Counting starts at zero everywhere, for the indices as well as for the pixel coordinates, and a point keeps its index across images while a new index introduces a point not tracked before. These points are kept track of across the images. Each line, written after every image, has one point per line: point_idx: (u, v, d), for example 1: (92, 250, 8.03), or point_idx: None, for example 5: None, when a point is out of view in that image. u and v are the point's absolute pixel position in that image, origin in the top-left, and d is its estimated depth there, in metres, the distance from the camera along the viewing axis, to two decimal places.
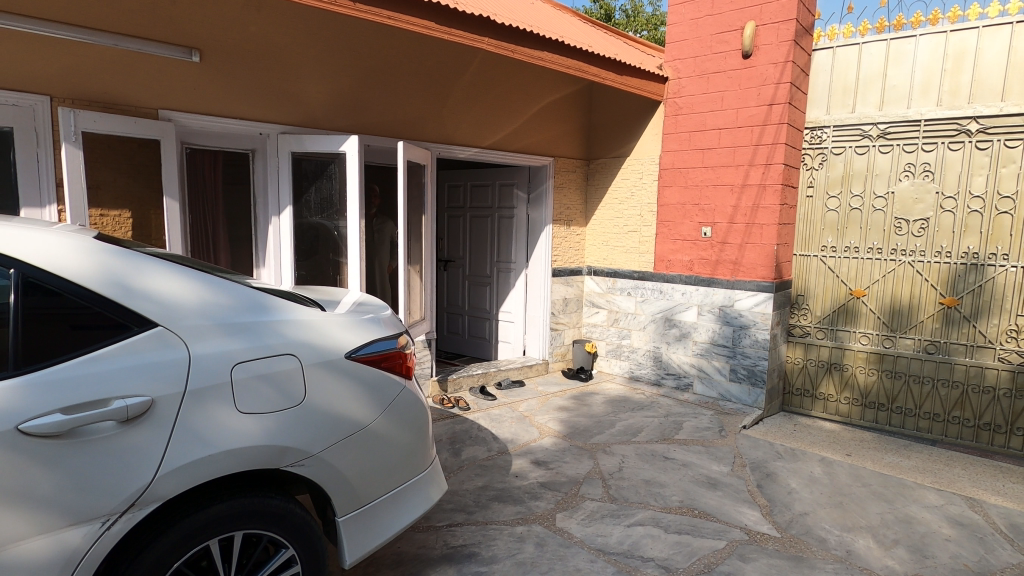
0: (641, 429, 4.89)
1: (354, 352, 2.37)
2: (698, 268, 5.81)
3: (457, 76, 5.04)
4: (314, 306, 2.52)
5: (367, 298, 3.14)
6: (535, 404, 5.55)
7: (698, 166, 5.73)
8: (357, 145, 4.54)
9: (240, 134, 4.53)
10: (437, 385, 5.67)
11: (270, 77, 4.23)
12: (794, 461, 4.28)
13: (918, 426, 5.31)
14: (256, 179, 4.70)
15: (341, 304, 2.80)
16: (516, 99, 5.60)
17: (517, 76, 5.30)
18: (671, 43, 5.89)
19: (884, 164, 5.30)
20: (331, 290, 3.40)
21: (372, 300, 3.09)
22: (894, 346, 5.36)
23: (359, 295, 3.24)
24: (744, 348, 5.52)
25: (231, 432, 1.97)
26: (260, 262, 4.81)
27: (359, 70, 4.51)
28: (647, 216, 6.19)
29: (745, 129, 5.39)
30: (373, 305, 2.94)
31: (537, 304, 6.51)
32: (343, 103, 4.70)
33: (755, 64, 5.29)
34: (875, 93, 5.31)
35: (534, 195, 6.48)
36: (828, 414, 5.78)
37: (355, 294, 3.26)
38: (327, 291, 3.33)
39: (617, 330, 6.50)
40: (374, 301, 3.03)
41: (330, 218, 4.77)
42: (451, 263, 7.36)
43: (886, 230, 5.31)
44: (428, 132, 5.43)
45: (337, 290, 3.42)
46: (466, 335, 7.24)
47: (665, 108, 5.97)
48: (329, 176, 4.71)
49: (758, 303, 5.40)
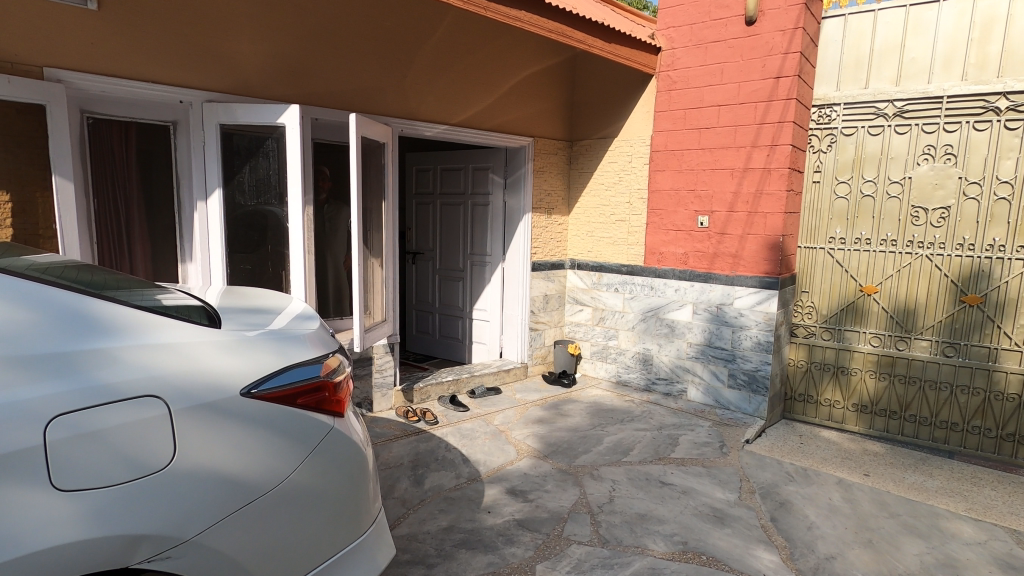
0: (632, 446, 4.30)
1: (254, 389, 1.71)
2: (694, 262, 5.22)
3: (420, 40, 4.33)
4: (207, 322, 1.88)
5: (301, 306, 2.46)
6: (512, 415, 4.93)
7: (694, 147, 5.12)
8: (298, 116, 3.80)
9: (156, 102, 3.76)
10: (402, 395, 4.99)
11: (187, 33, 3.44)
12: (809, 485, 3.73)
13: (934, 435, 4.82)
14: (177, 156, 3.94)
15: (257, 315, 2.13)
16: (491, 70, 4.90)
17: (491, 41, 4.61)
18: (664, 9, 5.24)
19: (900, 146, 4.75)
20: (258, 292, 2.71)
21: (306, 308, 2.41)
22: (909, 348, 4.85)
23: (295, 300, 2.57)
24: (745, 351, 4.96)
25: (41, 520, 1.33)
26: (186, 256, 4.07)
27: (300, 26, 3.76)
28: (636, 204, 5.56)
29: (748, 106, 4.79)
30: (303, 315, 2.27)
31: (515, 301, 5.86)
32: (283, 69, 3.96)
33: (760, 31, 4.68)
34: (892, 67, 4.74)
35: (511, 180, 5.79)
36: (833, 421, 5.24)
37: (290, 298, 2.59)
38: (253, 293, 2.66)
39: (603, 330, 5.89)
40: (304, 311, 2.35)
41: (269, 204, 4.05)
42: (420, 255, 6.65)
43: (902, 219, 4.78)
44: (388, 105, 4.70)
45: (269, 290, 2.74)
46: (437, 335, 6.56)
47: (657, 82, 5.33)
48: (266, 154, 3.96)
49: (760, 302, 4.84)
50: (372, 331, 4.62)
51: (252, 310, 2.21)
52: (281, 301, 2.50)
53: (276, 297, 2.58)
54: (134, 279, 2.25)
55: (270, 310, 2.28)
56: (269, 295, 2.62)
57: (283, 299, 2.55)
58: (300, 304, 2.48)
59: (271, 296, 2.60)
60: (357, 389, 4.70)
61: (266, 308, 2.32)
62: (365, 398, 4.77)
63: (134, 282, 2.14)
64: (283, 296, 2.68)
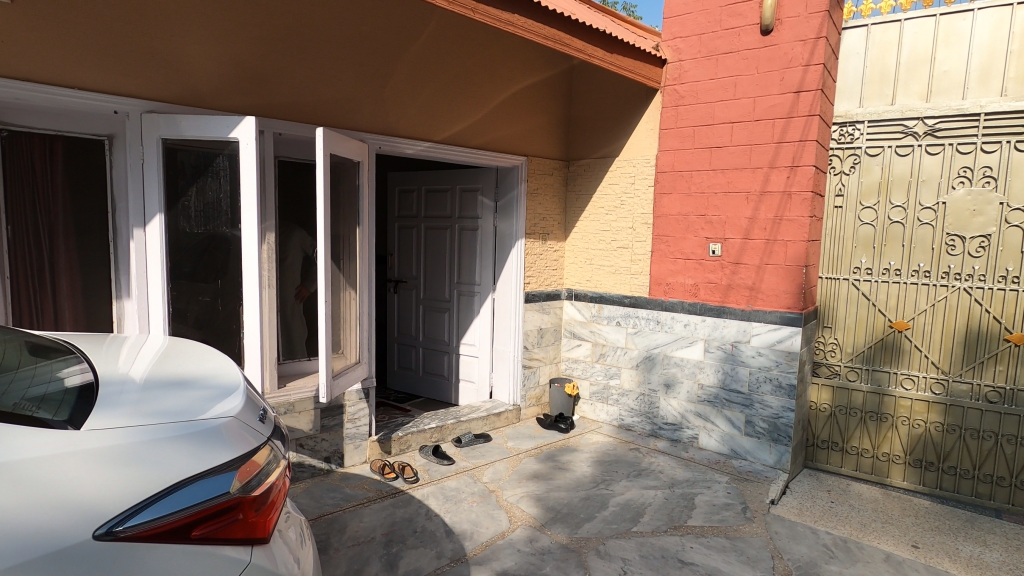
0: (642, 510, 3.73)
1: (118, 527, 1.28)
2: (704, 294, 4.71)
3: (401, 46, 3.85)
4: (80, 416, 1.48)
5: (237, 376, 1.94)
6: (503, 469, 4.33)
7: (704, 168, 4.65)
8: (254, 130, 3.24)
9: (87, 112, 3.18)
10: (378, 446, 4.39)
11: (121, 32, 2.90)
12: (853, 564, 3.18)
13: (976, 491, 4.30)
14: (112, 176, 3.32)
15: (159, 395, 1.63)
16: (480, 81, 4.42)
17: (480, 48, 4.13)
18: (669, 18, 4.79)
19: (933, 168, 4.29)
20: (189, 351, 2.17)
21: (240, 380, 1.89)
22: (948, 392, 4.35)
23: (235, 368, 2.05)
24: (765, 395, 4.44)
25: None
26: (122, 291, 3.41)
27: (259, 25, 3.24)
28: (640, 229, 5.05)
29: (764, 123, 4.33)
30: (228, 389, 1.77)
31: (507, 336, 5.31)
32: (240, 76, 3.43)
33: (777, 41, 4.24)
34: (921, 81, 4.31)
35: (502, 203, 5.28)
36: (862, 472, 4.71)
37: (229, 365, 2.07)
38: (183, 355, 2.11)
39: (603, 368, 5.34)
40: (232, 383, 1.84)
41: (220, 232, 3.47)
42: (402, 284, 6.06)
43: (935, 248, 4.30)
44: (365, 119, 4.18)
45: (208, 351, 2.21)
46: (421, 372, 5.97)
47: (662, 97, 4.86)
48: (217, 175, 3.39)
49: (781, 339, 4.33)
50: (343, 376, 4.03)
51: (159, 387, 1.70)
52: (213, 369, 1.97)
53: (210, 362, 2.05)
54: (27, 347, 1.84)
55: (190, 385, 1.74)
56: (204, 357, 2.10)
57: (219, 366, 2.02)
58: (237, 374, 1.96)
59: (204, 360, 2.06)
60: (325, 441, 4.09)
61: (185, 380, 1.79)
62: (336, 452, 4.17)
63: (15, 357, 1.73)
64: (218, 356, 2.16)
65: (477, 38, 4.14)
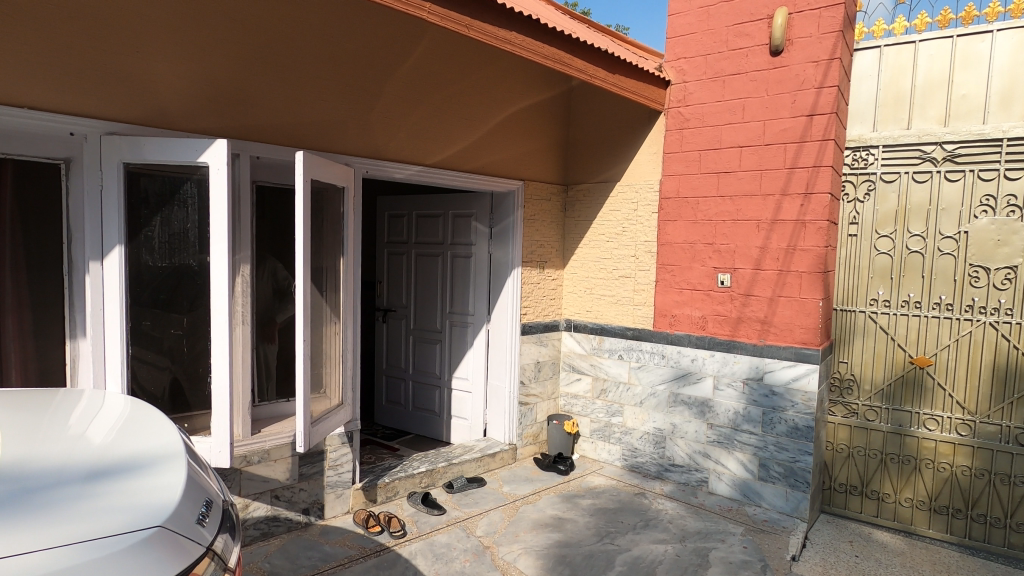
0: (654, 570, 3.39)
1: None
2: (713, 327, 4.43)
3: (392, 65, 3.60)
4: None
5: (182, 459, 1.67)
6: (499, 520, 3.98)
7: (711, 194, 4.39)
8: (226, 154, 2.93)
9: (39, 133, 2.87)
10: (362, 495, 4.02)
11: (81, 47, 2.61)
12: None
13: (1008, 541, 4.00)
14: (69, 204, 2.99)
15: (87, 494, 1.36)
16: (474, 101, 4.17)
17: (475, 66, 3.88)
18: (672, 38, 4.58)
19: (953, 195, 4.06)
20: (133, 419, 1.88)
21: (182, 464, 1.64)
22: (974, 434, 4.06)
23: (182, 444, 1.78)
24: (780, 437, 4.14)
25: None
26: (76, 330, 3.07)
27: (235, 41, 2.97)
28: (644, 258, 4.77)
29: (775, 148, 4.10)
30: (168, 484, 1.50)
31: (502, 371, 4.99)
32: (214, 95, 3.14)
33: (788, 63, 4.03)
34: (938, 105, 4.10)
35: (497, 229, 5.00)
36: (883, 519, 4.39)
37: (175, 440, 1.79)
38: (126, 424, 1.82)
39: (605, 405, 5.01)
40: (178, 472, 1.58)
41: (187, 265, 3.15)
42: (391, 313, 5.72)
43: (957, 280, 4.05)
44: (351, 141, 3.90)
45: (154, 418, 1.92)
46: (410, 407, 5.61)
47: (666, 119, 4.63)
48: (184, 204, 3.09)
49: (797, 377, 4.05)
50: (324, 420, 3.68)
51: (79, 478, 1.42)
52: (152, 447, 1.69)
53: (152, 435, 1.77)
54: None
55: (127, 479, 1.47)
56: (149, 428, 1.82)
57: (160, 442, 1.74)
58: (181, 454, 1.70)
59: (145, 433, 1.77)
60: (303, 492, 3.73)
61: (122, 469, 1.51)
62: (315, 502, 3.80)
63: None
64: (166, 427, 1.88)
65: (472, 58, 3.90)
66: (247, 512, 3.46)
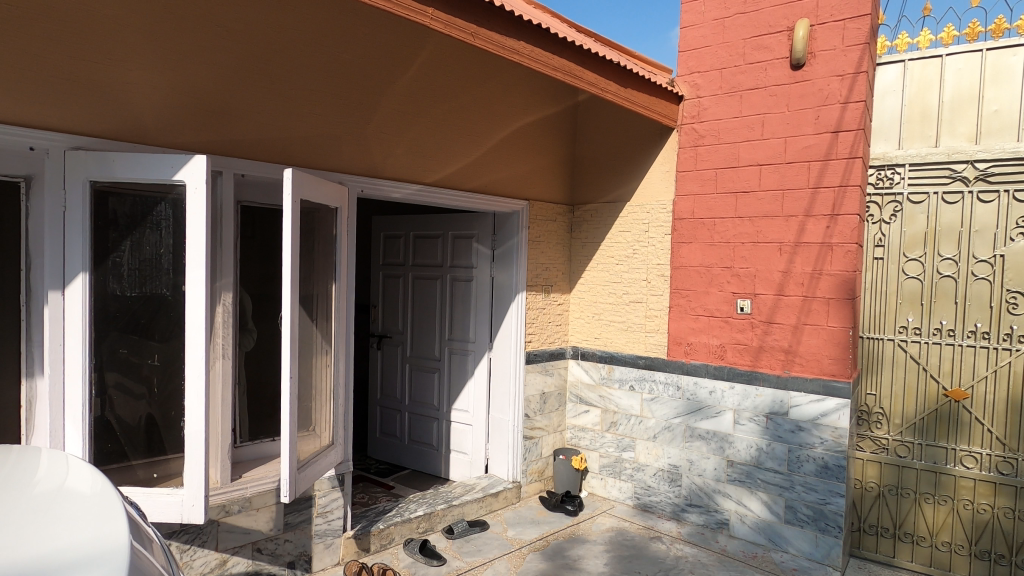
0: None
1: None
2: (732, 357, 4.14)
3: (389, 76, 3.34)
4: None
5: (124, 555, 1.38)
6: (504, 571, 3.63)
7: (728, 215, 4.14)
8: (205, 172, 2.63)
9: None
10: (353, 544, 3.66)
11: (43, 52, 2.33)
12: None
13: None
14: (28, 227, 2.67)
15: None
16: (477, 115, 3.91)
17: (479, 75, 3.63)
18: (684, 51, 4.35)
19: (987, 217, 3.81)
20: (73, 498, 1.58)
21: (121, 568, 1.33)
22: (1017, 472, 3.76)
23: (126, 532, 1.48)
24: (807, 477, 3.83)
25: None
26: (32, 369, 2.70)
27: (217, 47, 2.69)
28: (656, 281, 4.49)
29: (798, 166, 3.86)
30: None
31: (505, 403, 4.66)
32: (196, 108, 2.87)
33: (811, 76, 3.81)
34: (968, 122, 3.87)
35: (500, 252, 4.71)
36: (919, 564, 4.07)
37: (119, 527, 1.50)
38: (61, 507, 1.52)
39: (615, 439, 4.69)
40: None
41: (159, 294, 2.81)
42: (386, 339, 5.40)
43: (994, 307, 3.79)
44: (345, 157, 3.63)
45: (99, 496, 1.63)
46: (406, 440, 5.26)
47: (679, 136, 4.38)
48: (157, 226, 2.76)
49: (825, 413, 3.76)
50: (312, 464, 3.34)
51: None
52: (89, 541, 1.39)
53: (92, 523, 1.48)
54: None
55: None
56: (90, 513, 1.52)
57: (101, 531, 1.45)
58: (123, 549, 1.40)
59: (82, 520, 1.48)
60: (288, 543, 3.37)
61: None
62: (302, 554, 3.43)
63: None
64: (113, 507, 1.59)
65: (475, 70, 3.65)
66: (225, 568, 3.09)
